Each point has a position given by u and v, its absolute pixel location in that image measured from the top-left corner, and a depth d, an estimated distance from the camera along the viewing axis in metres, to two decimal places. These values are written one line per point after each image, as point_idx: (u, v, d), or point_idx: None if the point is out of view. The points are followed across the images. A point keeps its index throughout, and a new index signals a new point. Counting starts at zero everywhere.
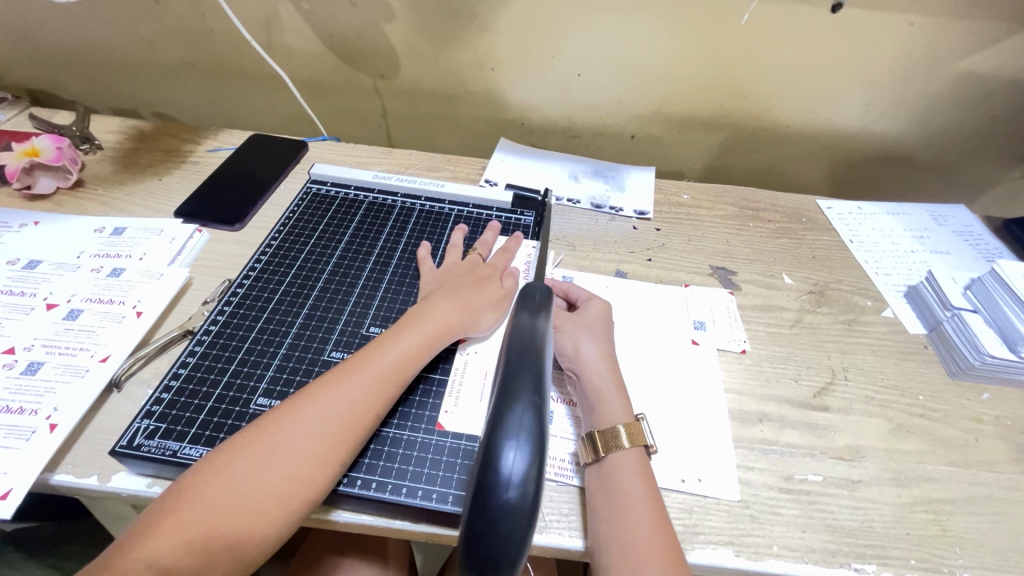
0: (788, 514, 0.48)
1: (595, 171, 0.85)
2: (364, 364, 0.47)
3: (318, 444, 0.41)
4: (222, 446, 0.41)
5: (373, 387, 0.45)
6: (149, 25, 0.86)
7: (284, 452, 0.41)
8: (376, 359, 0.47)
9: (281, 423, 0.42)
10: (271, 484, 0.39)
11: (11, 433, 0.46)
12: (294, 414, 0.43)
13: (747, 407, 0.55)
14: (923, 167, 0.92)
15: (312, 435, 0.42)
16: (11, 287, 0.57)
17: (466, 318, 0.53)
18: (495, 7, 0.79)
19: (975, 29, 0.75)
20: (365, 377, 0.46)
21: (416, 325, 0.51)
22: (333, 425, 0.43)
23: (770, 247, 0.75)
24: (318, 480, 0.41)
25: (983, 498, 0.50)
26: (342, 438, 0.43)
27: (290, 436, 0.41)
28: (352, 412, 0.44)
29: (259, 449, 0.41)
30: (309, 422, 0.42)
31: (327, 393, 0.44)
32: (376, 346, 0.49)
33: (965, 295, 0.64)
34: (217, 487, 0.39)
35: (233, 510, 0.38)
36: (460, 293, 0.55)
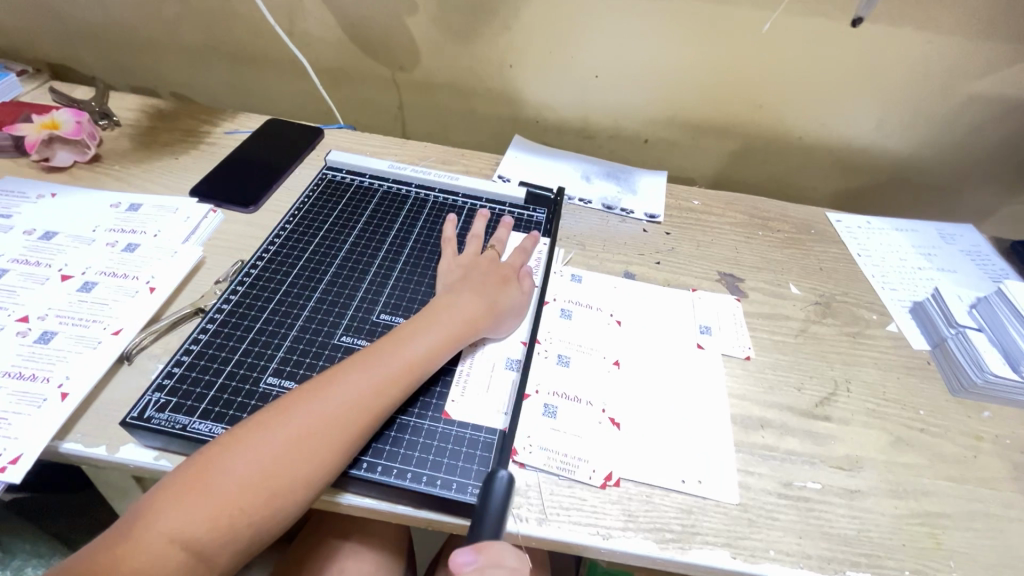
0: (785, 520, 0.48)
1: (608, 173, 0.86)
2: (385, 353, 0.47)
3: (340, 427, 0.42)
4: (244, 423, 0.42)
5: (395, 377, 0.46)
6: (172, 5, 0.87)
7: (306, 433, 0.41)
8: (399, 349, 0.48)
9: (303, 405, 0.43)
10: (293, 464, 0.40)
11: (23, 399, 0.46)
12: (316, 397, 0.43)
13: (749, 413, 0.56)
14: (934, 186, 0.93)
15: (334, 418, 0.42)
16: (26, 256, 0.58)
17: (483, 316, 0.54)
18: (517, 4, 0.79)
19: (994, 51, 0.75)
20: (388, 368, 0.46)
21: (438, 320, 0.52)
22: (354, 410, 0.43)
23: (779, 256, 0.75)
24: (337, 460, 0.42)
25: (979, 514, 0.51)
26: (363, 423, 0.44)
27: (312, 418, 0.42)
28: (374, 400, 0.44)
29: (281, 428, 0.41)
30: (331, 404, 0.43)
31: (349, 378, 0.45)
32: (397, 336, 0.49)
33: (970, 314, 0.64)
34: (242, 464, 0.39)
35: (255, 487, 0.39)
36: (480, 293, 0.55)
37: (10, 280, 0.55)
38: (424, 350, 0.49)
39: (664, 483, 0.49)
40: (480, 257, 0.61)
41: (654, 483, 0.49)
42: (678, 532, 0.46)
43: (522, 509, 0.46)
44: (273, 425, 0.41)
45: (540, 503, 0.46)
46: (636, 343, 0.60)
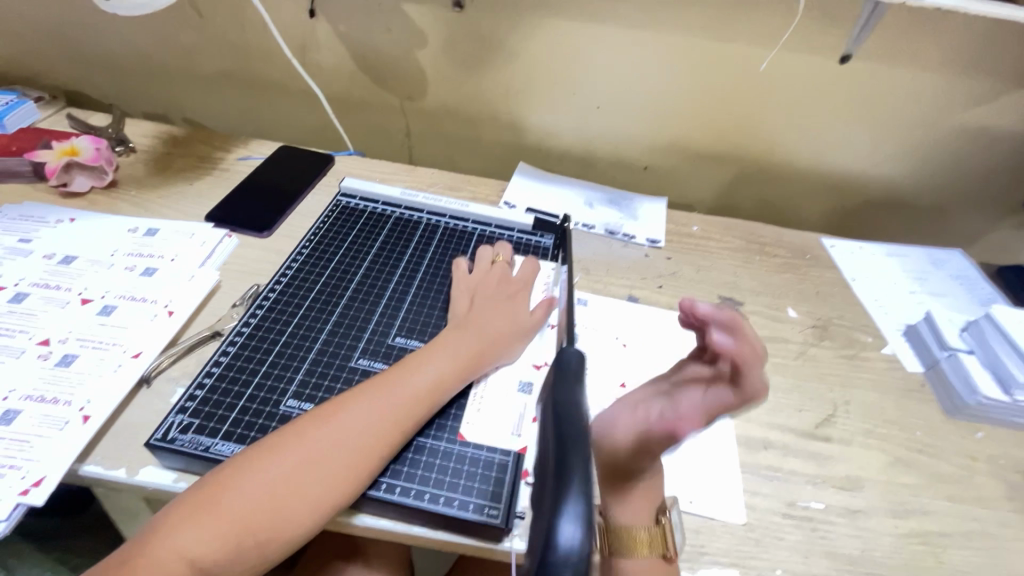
0: (791, 540, 0.49)
1: (610, 199, 0.89)
2: (401, 379, 0.49)
3: (352, 451, 0.44)
4: (259, 442, 0.43)
5: (407, 404, 0.48)
6: (189, 36, 0.90)
7: (318, 456, 0.43)
8: (413, 376, 0.50)
9: (318, 428, 0.44)
10: (304, 486, 0.41)
11: (46, 422, 0.47)
12: (332, 420, 0.45)
13: (753, 434, 0.57)
14: (923, 213, 0.96)
15: (347, 442, 0.44)
16: (46, 280, 0.59)
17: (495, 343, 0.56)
18: (523, 39, 0.83)
19: (975, 87, 0.80)
20: (401, 394, 0.48)
21: (450, 348, 0.53)
22: (367, 436, 0.45)
23: (776, 281, 0.78)
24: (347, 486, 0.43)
25: (977, 533, 0.52)
26: (375, 448, 0.45)
27: (325, 441, 0.43)
28: (386, 426, 0.46)
29: (294, 450, 0.43)
30: (343, 429, 0.44)
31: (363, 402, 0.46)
32: (412, 363, 0.51)
33: (961, 337, 0.67)
34: (255, 483, 0.41)
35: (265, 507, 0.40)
36: (490, 321, 0.57)
37: (30, 304, 0.56)
38: (436, 376, 0.50)
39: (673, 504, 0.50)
40: (490, 275, 0.64)
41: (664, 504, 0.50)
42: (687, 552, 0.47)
43: None
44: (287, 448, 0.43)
45: None
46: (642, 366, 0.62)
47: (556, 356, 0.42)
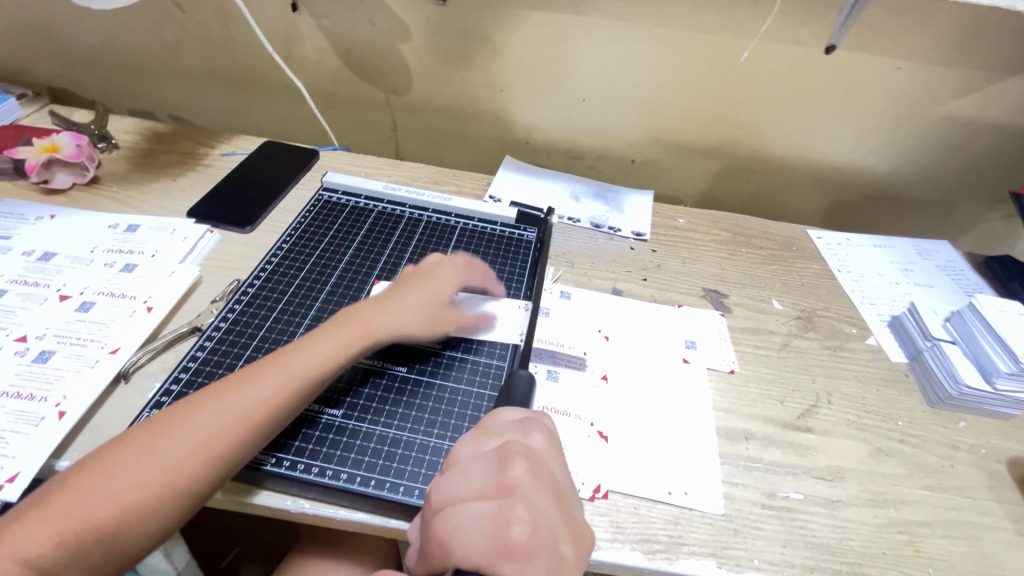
0: (770, 530, 0.49)
1: (596, 192, 0.88)
2: (292, 354, 0.48)
3: (242, 423, 0.43)
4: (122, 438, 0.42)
5: (252, 414, 0.44)
6: (172, 32, 0.89)
7: (209, 424, 0.43)
8: (302, 351, 0.48)
9: (220, 397, 0.44)
10: (231, 438, 0.43)
11: (21, 418, 0.47)
12: (224, 389, 0.45)
13: (734, 426, 0.57)
14: (910, 203, 0.96)
15: (234, 412, 0.43)
16: (25, 277, 0.59)
17: (407, 319, 0.54)
18: (507, 32, 0.82)
19: (960, 77, 0.79)
20: (250, 395, 0.45)
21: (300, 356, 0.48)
22: (256, 411, 0.44)
23: (761, 273, 0.78)
24: (231, 451, 0.43)
25: (957, 522, 0.52)
26: (263, 421, 0.44)
27: (212, 424, 0.42)
28: (224, 431, 0.43)
29: (193, 423, 0.42)
30: (235, 407, 0.44)
31: (263, 376, 0.46)
32: (373, 314, 0.53)
33: (944, 327, 0.66)
34: (95, 486, 0.39)
35: (154, 467, 0.40)
36: (393, 298, 0.55)
37: (8, 300, 0.56)
38: (324, 352, 0.49)
39: (651, 495, 0.50)
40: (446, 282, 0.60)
41: (643, 495, 0.50)
42: (665, 543, 0.47)
43: None
44: (186, 416, 0.43)
45: None
46: (624, 358, 0.62)
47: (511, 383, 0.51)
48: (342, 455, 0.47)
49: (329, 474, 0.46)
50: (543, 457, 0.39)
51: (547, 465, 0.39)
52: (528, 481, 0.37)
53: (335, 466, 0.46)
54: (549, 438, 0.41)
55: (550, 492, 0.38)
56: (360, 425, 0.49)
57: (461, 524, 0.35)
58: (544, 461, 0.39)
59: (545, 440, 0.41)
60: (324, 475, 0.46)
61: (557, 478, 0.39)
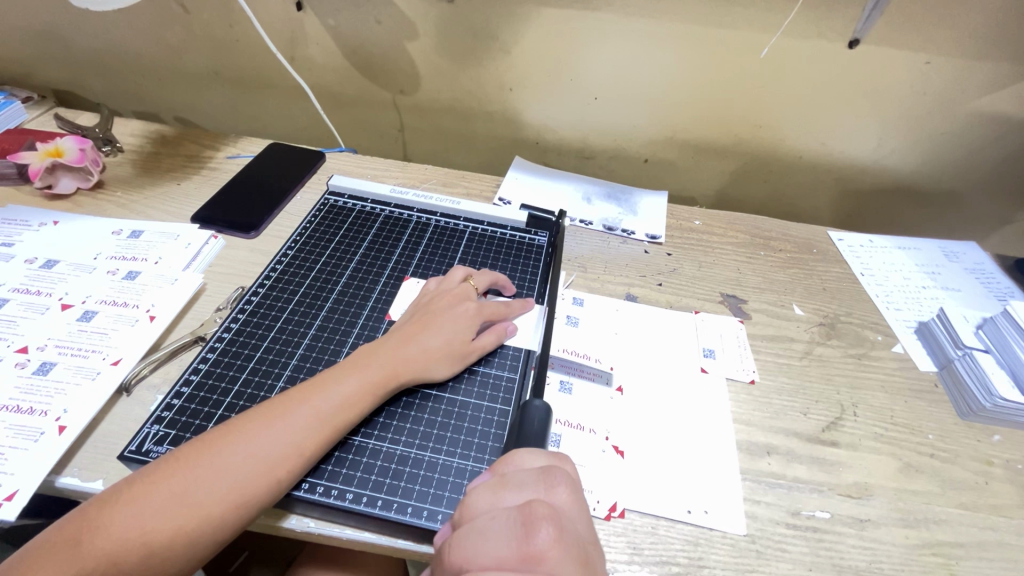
0: (794, 552, 0.47)
1: (609, 194, 0.86)
2: (316, 393, 0.46)
3: (267, 469, 0.42)
4: (140, 477, 0.40)
5: (277, 457, 0.42)
6: (177, 33, 0.88)
7: (234, 470, 0.41)
8: (326, 391, 0.46)
9: (244, 436, 0.42)
10: (253, 485, 0.41)
11: (20, 432, 0.46)
12: (247, 431, 0.43)
13: (756, 439, 0.55)
14: (935, 202, 0.92)
15: (259, 457, 0.42)
16: (27, 286, 0.58)
17: (434, 357, 0.51)
18: (516, 29, 0.80)
19: (992, 71, 0.76)
20: (272, 437, 0.43)
21: (322, 393, 0.46)
22: (282, 456, 0.42)
23: (781, 277, 0.75)
24: (257, 498, 0.41)
25: (992, 543, 0.50)
26: (289, 466, 0.42)
27: (234, 466, 0.41)
28: (246, 476, 0.41)
29: (216, 463, 0.41)
30: (260, 453, 0.42)
31: (287, 418, 0.44)
32: (395, 346, 0.51)
33: (976, 335, 0.63)
34: (113, 528, 0.38)
35: (178, 513, 0.39)
36: (418, 335, 0.52)
37: (10, 310, 0.55)
38: (349, 391, 0.46)
39: (670, 514, 0.48)
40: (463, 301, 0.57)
41: (660, 514, 0.48)
42: (685, 565, 0.45)
43: None
44: (209, 458, 0.41)
45: None
46: (640, 370, 0.60)
47: (524, 412, 0.46)
48: (348, 474, 0.46)
49: (334, 494, 0.44)
50: (569, 518, 0.35)
51: (573, 526, 0.35)
52: (553, 546, 0.33)
53: (340, 486, 0.45)
54: (572, 492, 0.37)
55: (578, 560, 0.34)
56: (367, 441, 0.48)
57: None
58: (569, 522, 0.35)
59: (569, 494, 0.37)
60: (329, 494, 0.44)
61: (583, 540, 0.35)
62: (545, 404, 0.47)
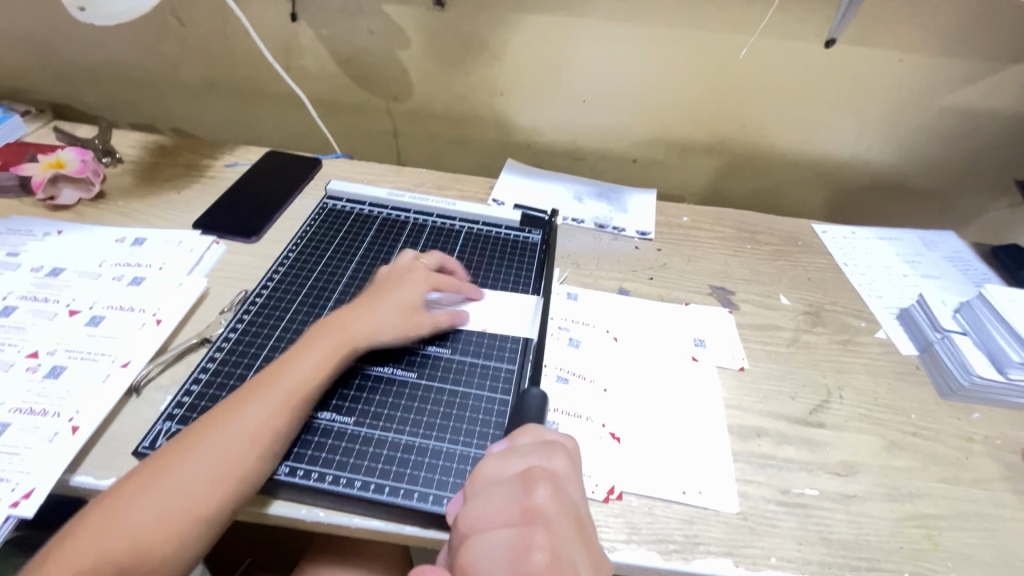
0: (785, 527, 0.49)
1: (599, 193, 0.88)
2: (279, 372, 0.48)
3: (243, 446, 0.43)
4: (157, 465, 0.43)
5: (287, 441, 0.44)
6: (173, 45, 0.90)
7: (214, 453, 0.43)
8: (288, 368, 0.48)
9: (251, 425, 0.44)
10: (264, 470, 0.43)
11: (34, 433, 0.47)
12: (220, 417, 0.45)
13: (746, 423, 0.57)
14: (914, 195, 0.96)
15: (235, 437, 0.44)
16: (34, 293, 0.59)
17: (389, 325, 0.54)
18: (506, 35, 0.83)
19: (961, 67, 0.79)
20: (281, 420, 0.45)
21: (323, 382, 0.48)
22: (257, 432, 0.44)
23: (767, 269, 0.78)
24: (241, 475, 0.43)
25: (973, 514, 0.52)
26: (265, 439, 0.44)
27: (245, 452, 0.43)
28: (256, 461, 0.43)
29: (227, 452, 0.43)
30: (235, 433, 0.44)
31: (254, 398, 0.46)
32: (391, 334, 0.53)
33: (954, 318, 0.66)
34: (136, 512, 0.40)
35: (193, 499, 0.41)
36: (362, 305, 0.55)
37: (19, 317, 0.57)
38: None
39: (665, 495, 0.50)
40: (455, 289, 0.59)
41: (656, 495, 0.50)
42: (681, 543, 0.47)
43: None
44: (189, 448, 0.43)
45: None
46: (634, 360, 0.62)
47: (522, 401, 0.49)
48: (355, 463, 0.47)
49: (342, 482, 0.46)
50: (565, 481, 0.39)
51: (568, 491, 0.39)
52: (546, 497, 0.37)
53: (348, 474, 0.47)
54: (570, 459, 0.41)
55: (571, 519, 0.37)
56: (373, 431, 0.49)
57: (483, 552, 0.34)
58: (565, 486, 0.39)
59: (567, 462, 0.41)
60: (338, 483, 0.46)
61: (577, 504, 0.39)
62: (542, 392, 0.50)
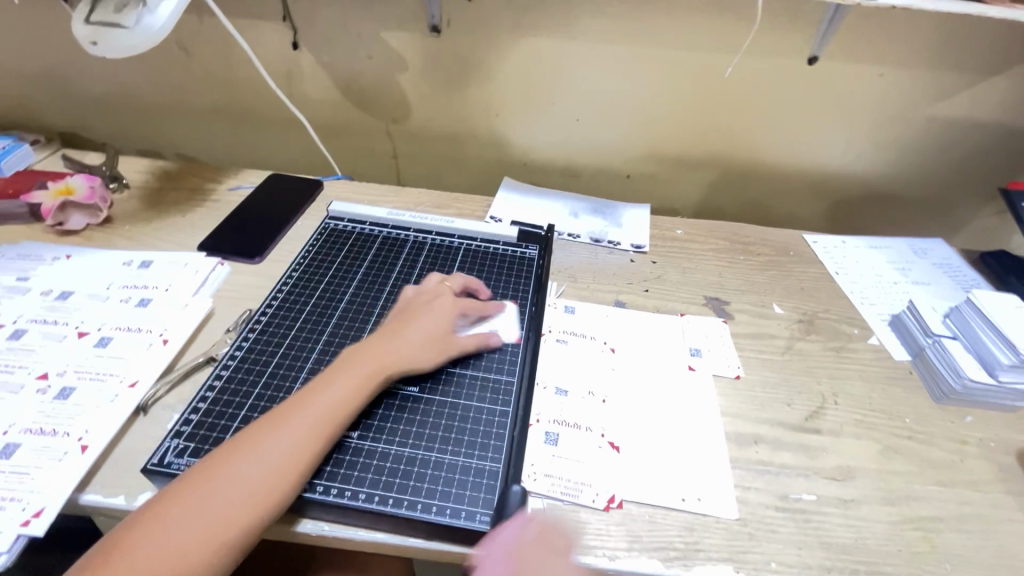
0: (784, 532, 0.50)
1: (594, 208, 0.90)
2: (314, 400, 0.49)
3: (280, 471, 0.44)
4: (160, 497, 0.43)
5: (290, 458, 0.45)
6: (179, 74, 0.93)
7: (250, 473, 0.44)
8: (323, 396, 0.49)
9: (252, 447, 0.45)
10: (271, 489, 0.44)
11: (45, 453, 0.48)
12: (252, 443, 0.45)
13: (743, 430, 0.58)
14: (902, 204, 0.98)
15: (275, 462, 0.45)
16: (44, 316, 0.61)
17: (423, 353, 0.56)
18: (498, 59, 0.86)
19: (939, 80, 0.82)
20: (284, 437, 0.46)
21: (319, 398, 0.49)
22: (293, 457, 0.45)
23: (760, 278, 0.79)
24: (276, 501, 0.44)
25: (970, 516, 0.53)
26: (301, 467, 0.45)
27: (250, 474, 0.44)
28: (261, 480, 0.44)
29: (231, 475, 0.44)
30: (271, 458, 0.45)
31: (288, 424, 0.47)
32: (382, 347, 0.54)
33: (944, 323, 0.68)
34: (145, 546, 0.40)
35: (204, 527, 0.41)
36: (401, 334, 0.56)
37: (29, 339, 0.58)
38: (345, 393, 0.50)
39: (664, 502, 0.51)
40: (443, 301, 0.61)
41: (656, 502, 0.51)
42: (682, 549, 0.48)
43: None
44: (225, 469, 0.44)
45: None
46: (631, 370, 0.63)
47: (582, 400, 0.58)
48: (359, 476, 0.48)
49: (347, 495, 0.47)
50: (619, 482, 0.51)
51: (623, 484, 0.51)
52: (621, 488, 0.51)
53: (353, 487, 0.47)
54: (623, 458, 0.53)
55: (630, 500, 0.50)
56: (376, 445, 0.50)
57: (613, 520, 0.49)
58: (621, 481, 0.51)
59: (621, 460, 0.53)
60: (343, 495, 0.47)
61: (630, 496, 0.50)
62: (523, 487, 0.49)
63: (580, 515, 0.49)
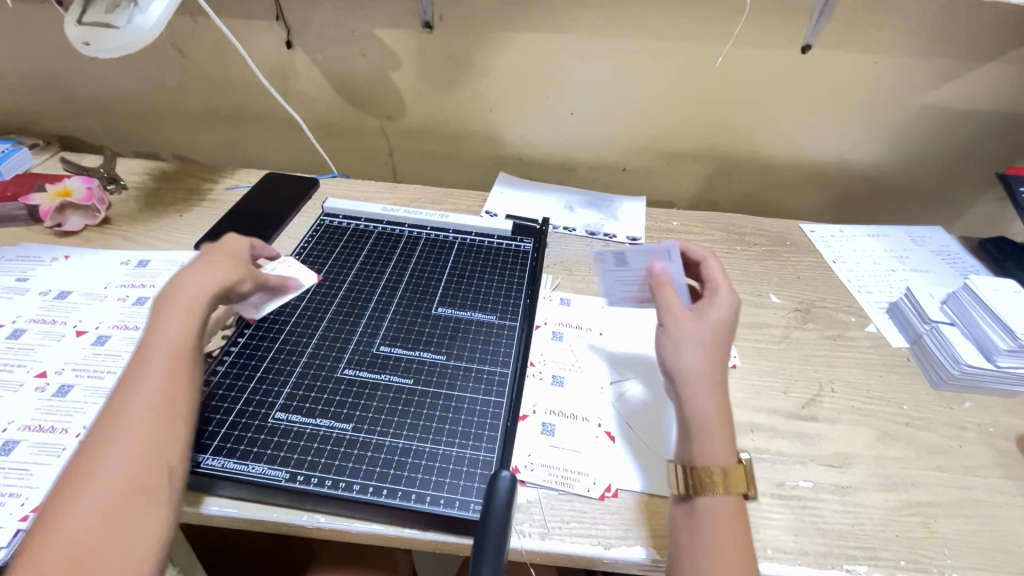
0: (780, 519, 0.50)
1: (589, 201, 0.90)
2: (145, 352, 0.45)
3: (162, 413, 0.42)
4: (36, 519, 0.36)
5: (160, 399, 0.43)
6: (174, 76, 0.94)
7: (128, 433, 0.40)
8: (152, 343, 0.46)
9: (112, 415, 0.41)
10: (160, 432, 0.41)
11: (43, 449, 0.49)
12: (110, 412, 0.41)
13: (739, 419, 0.58)
14: (900, 193, 0.97)
15: (149, 410, 0.42)
16: (43, 315, 0.61)
17: (229, 270, 0.54)
18: (491, 54, 0.86)
19: (935, 67, 0.81)
20: (144, 388, 0.43)
21: (152, 345, 0.46)
22: (161, 397, 0.43)
23: (757, 268, 0.79)
24: (175, 438, 0.42)
25: (969, 501, 0.52)
26: (175, 401, 0.43)
27: (127, 432, 0.40)
28: (144, 430, 0.41)
29: (109, 447, 0.39)
30: (143, 408, 0.42)
31: (136, 381, 0.43)
32: (197, 278, 0.52)
33: (942, 309, 0.67)
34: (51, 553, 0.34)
35: (112, 497, 0.37)
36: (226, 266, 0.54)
37: (27, 339, 0.58)
38: (177, 327, 0.47)
39: (659, 491, 0.51)
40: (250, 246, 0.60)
41: (652, 491, 0.51)
42: None
43: (525, 524, 0.48)
44: (100, 452, 0.39)
45: (541, 518, 0.48)
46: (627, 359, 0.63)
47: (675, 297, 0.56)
48: (354, 467, 0.48)
49: (342, 486, 0.47)
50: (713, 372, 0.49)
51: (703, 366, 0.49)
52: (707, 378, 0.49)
53: (348, 479, 0.48)
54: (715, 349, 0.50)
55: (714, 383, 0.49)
56: (370, 437, 0.51)
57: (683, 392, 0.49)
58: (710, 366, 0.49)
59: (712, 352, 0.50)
60: (337, 487, 0.47)
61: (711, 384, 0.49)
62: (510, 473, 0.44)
63: (576, 505, 0.49)
